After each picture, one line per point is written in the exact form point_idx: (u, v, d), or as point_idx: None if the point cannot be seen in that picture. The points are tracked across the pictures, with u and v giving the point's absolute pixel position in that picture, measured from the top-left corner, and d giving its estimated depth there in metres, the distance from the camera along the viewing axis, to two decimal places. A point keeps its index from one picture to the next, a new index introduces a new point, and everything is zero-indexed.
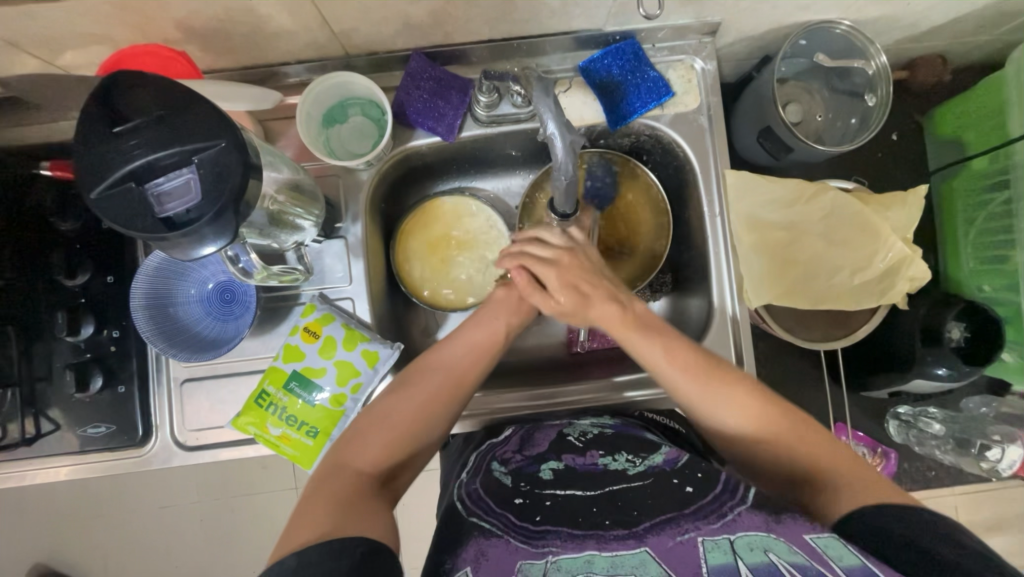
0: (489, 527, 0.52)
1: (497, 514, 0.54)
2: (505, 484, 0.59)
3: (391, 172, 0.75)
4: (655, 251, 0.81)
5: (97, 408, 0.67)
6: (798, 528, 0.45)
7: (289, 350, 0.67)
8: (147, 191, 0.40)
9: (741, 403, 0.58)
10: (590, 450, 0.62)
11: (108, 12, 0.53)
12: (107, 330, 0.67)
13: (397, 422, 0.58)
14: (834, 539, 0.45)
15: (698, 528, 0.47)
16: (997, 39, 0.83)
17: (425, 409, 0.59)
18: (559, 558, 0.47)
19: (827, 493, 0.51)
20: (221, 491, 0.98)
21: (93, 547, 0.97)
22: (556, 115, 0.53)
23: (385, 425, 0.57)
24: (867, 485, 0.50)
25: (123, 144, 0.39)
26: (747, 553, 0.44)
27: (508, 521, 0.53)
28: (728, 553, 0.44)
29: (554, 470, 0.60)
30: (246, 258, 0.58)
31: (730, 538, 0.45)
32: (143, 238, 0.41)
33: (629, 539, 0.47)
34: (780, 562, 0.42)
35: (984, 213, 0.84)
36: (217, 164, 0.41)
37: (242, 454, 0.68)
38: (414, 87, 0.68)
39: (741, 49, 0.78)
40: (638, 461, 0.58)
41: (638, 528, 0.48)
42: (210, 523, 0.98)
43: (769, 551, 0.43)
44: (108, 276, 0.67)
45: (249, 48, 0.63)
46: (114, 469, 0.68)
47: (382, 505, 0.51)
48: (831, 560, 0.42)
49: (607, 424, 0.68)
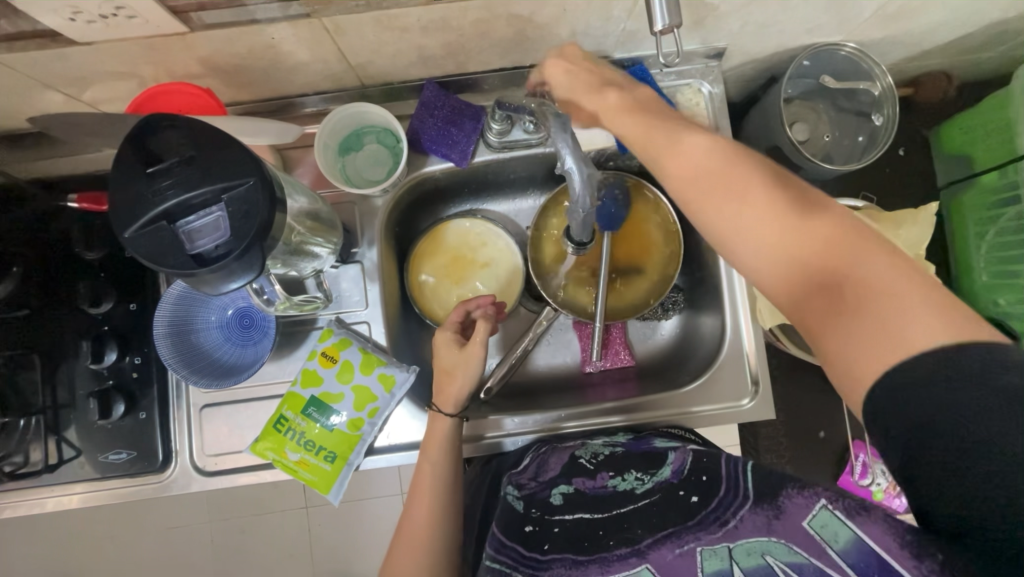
0: (499, 567, 0.54)
1: (506, 549, 0.55)
2: (517, 511, 0.59)
3: (405, 197, 0.77)
4: (667, 273, 0.81)
5: (118, 435, 0.67)
6: (798, 515, 0.45)
7: (306, 375, 0.67)
8: (178, 228, 0.41)
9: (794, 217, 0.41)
10: (600, 472, 0.62)
11: (137, 51, 0.55)
12: (129, 356, 0.67)
13: None
14: (830, 514, 0.43)
15: (699, 538, 0.48)
16: (1000, 55, 0.85)
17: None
18: None
19: (878, 349, 0.37)
20: (232, 510, 0.99)
21: (106, 569, 0.97)
22: (574, 150, 0.57)
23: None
24: (949, 316, 0.36)
25: (157, 184, 0.41)
26: (742, 557, 0.45)
27: (516, 554, 0.54)
28: (724, 560, 0.46)
29: (565, 494, 0.60)
30: (270, 289, 0.58)
31: (728, 545, 0.46)
32: (172, 273, 0.41)
33: (631, 557, 0.49)
34: (775, 563, 0.43)
35: (994, 227, 0.84)
36: (244, 202, 0.42)
37: (260, 478, 0.69)
38: (428, 116, 0.69)
39: (747, 70, 0.80)
40: (646, 478, 0.59)
41: (640, 545, 0.50)
42: (222, 543, 0.98)
43: (767, 553, 0.44)
44: (131, 303, 0.68)
45: (269, 82, 0.65)
46: (135, 495, 0.69)
47: None
48: (827, 545, 0.42)
49: (619, 443, 0.67)
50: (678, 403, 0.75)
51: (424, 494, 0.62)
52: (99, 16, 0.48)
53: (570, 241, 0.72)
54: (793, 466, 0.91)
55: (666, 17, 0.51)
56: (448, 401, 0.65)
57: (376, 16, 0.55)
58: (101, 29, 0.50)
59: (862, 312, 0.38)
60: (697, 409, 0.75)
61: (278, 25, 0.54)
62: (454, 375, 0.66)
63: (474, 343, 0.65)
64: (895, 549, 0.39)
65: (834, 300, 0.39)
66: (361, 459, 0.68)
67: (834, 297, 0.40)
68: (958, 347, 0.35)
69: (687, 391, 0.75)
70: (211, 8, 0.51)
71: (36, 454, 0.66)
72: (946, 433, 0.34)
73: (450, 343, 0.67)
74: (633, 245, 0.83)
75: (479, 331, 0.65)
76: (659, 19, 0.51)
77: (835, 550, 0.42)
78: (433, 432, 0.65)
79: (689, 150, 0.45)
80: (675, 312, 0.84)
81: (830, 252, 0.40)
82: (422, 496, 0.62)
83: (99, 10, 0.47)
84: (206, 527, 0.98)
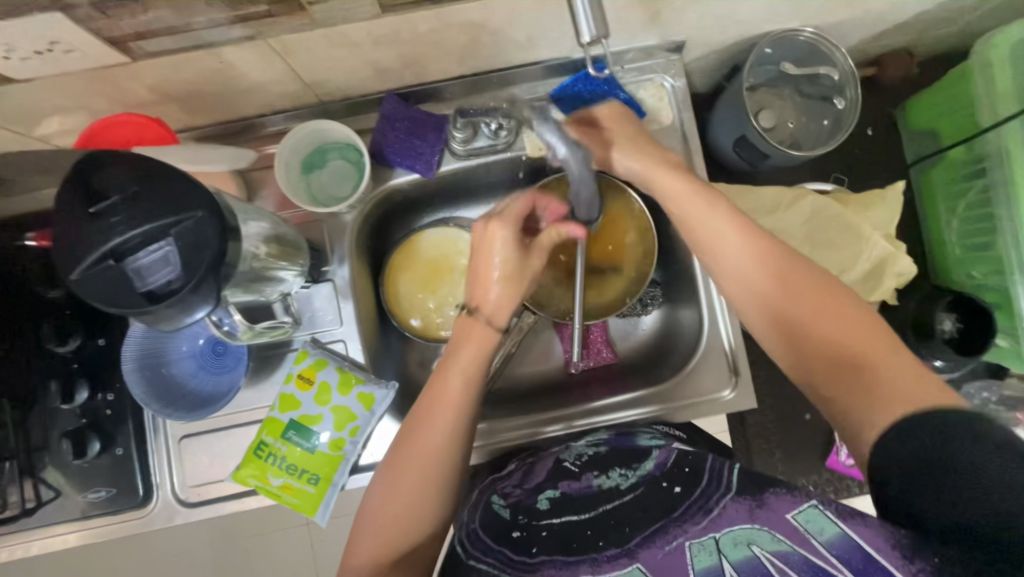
0: (485, 569, 0.51)
1: (494, 551, 0.52)
2: (502, 519, 0.57)
3: (374, 211, 0.76)
4: (643, 268, 0.81)
5: (96, 472, 0.66)
6: (782, 506, 0.45)
7: (284, 399, 0.67)
8: (126, 266, 0.40)
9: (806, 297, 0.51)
10: (585, 474, 0.61)
11: (82, 85, 0.54)
12: (102, 393, 0.66)
13: (384, 517, 0.54)
14: (816, 509, 0.44)
15: (686, 531, 0.47)
16: (958, 31, 0.86)
17: (403, 503, 0.54)
18: None
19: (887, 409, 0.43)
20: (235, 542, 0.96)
21: None
22: (562, 134, 0.58)
23: (382, 518, 0.54)
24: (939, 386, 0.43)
25: (103, 223, 0.40)
26: (730, 549, 0.44)
27: (504, 557, 0.51)
28: (712, 554, 0.45)
29: (551, 498, 0.58)
30: (230, 321, 0.58)
31: (714, 537, 0.45)
32: (124, 312, 0.40)
33: (622, 558, 0.47)
34: (763, 554, 0.43)
35: (964, 202, 0.85)
36: (194, 235, 0.41)
37: (245, 505, 0.68)
38: (390, 128, 0.68)
39: (710, 61, 0.80)
40: (630, 473, 0.57)
41: (629, 545, 0.48)
42: None
43: (753, 543, 0.44)
44: (99, 339, 0.67)
45: (225, 104, 0.64)
46: (117, 533, 0.67)
47: None
48: (811, 536, 0.43)
49: (602, 441, 0.67)
50: (661, 397, 0.75)
51: (442, 413, 0.55)
52: (35, 52, 0.47)
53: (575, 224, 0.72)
54: (781, 450, 0.92)
55: (592, 28, 0.50)
56: (494, 313, 0.59)
57: (324, 33, 0.54)
58: (40, 64, 0.49)
59: (871, 381, 0.45)
60: (682, 401, 0.75)
61: (226, 48, 0.53)
62: (497, 282, 0.60)
63: (539, 254, 0.62)
64: (884, 547, 0.40)
65: (846, 368, 0.47)
66: (345, 479, 0.67)
67: (845, 365, 0.47)
68: (939, 407, 0.41)
69: (670, 385, 0.75)
70: (151, 36, 0.50)
71: (13, 497, 0.64)
72: (944, 472, 0.39)
73: (500, 239, 0.60)
74: (609, 244, 0.83)
75: (548, 238, 0.62)
76: (585, 31, 0.50)
77: (819, 541, 0.42)
78: (466, 335, 0.59)
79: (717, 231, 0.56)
80: (654, 306, 0.85)
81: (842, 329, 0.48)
82: (441, 410, 0.55)
83: (34, 45, 0.46)
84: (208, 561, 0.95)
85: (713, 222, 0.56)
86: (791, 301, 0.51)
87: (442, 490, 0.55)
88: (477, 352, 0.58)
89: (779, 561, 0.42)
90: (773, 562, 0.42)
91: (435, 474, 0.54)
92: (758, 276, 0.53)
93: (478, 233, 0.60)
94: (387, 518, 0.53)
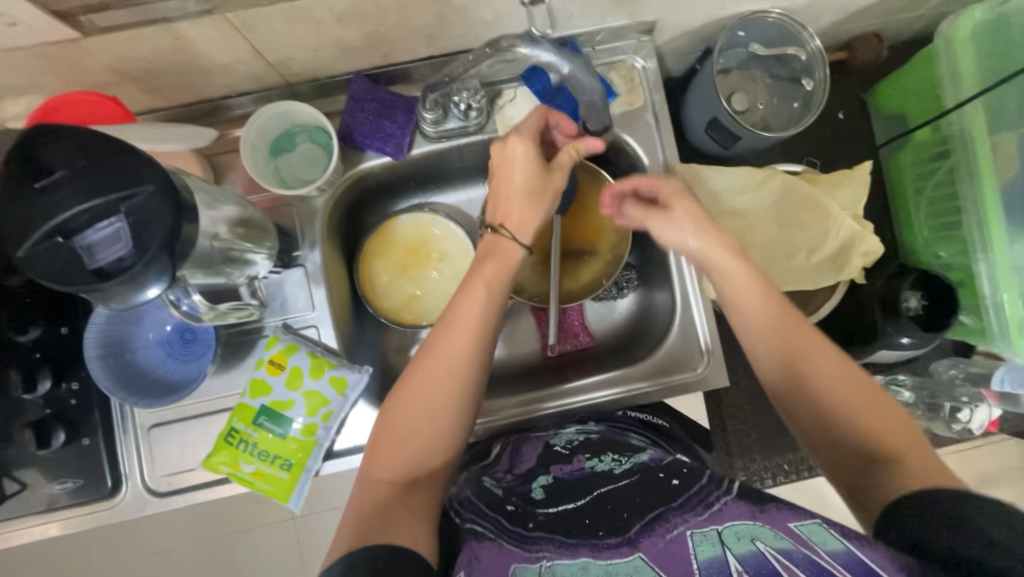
0: (480, 531, 0.51)
1: (490, 517, 0.52)
2: (496, 495, 0.57)
3: (347, 195, 0.75)
4: (618, 251, 0.82)
5: (63, 463, 0.65)
6: (784, 515, 0.43)
7: (255, 385, 0.66)
8: (76, 243, 0.39)
9: (847, 392, 0.52)
10: (577, 456, 0.62)
11: (32, 62, 0.53)
12: (66, 383, 0.65)
13: (401, 427, 0.56)
14: (818, 524, 0.42)
15: (687, 521, 0.45)
16: (924, 15, 0.87)
17: (424, 414, 0.56)
18: (553, 563, 0.45)
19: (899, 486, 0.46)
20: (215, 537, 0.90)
21: None
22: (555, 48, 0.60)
23: (400, 429, 0.56)
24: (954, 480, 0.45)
25: (50, 198, 0.39)
26: (734, 543, 0.42)
27: (500, 525, 0.51)
28: (716, 545, 0.42)
29: (545, 486, 0.58)
30: (189, 301, 0.57)
31: (717, 529, 0.43)
32: (76, 291, 0.40)
33: (623, 547, 0.45)
34: (768, 550, 0.41)
35: (931, 183, 0.87)
36: (146, 210, 0.40)
37: (217, 494, 0.67)
38: (359, 110, 0.68)
39: (682, 44, 0.80)
40: (623, 460, 0.59)
41: (630, 534, 0.46)
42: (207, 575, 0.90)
43: (757, 540, 0.42)
44: (62, 327, 0.65)
45: (187, 85, 0.63)
46: (86, 524, 0.66)
47: (413, 509, 0.52)
48: (815, 545, 0.41)
49: (592, 430, 0.67)
50: (636, 377, 0.76)
51: (460, 330, 0.57)
52: None
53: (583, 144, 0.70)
54: (757, 430, 0.93)
55: None
56: (519, 228, 0.61)
57: (285, 9, 0.53)
58: None
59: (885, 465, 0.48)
60: (657, 381, 0.75)
61: (182, 24, 0.52)
62: (518, 203, 0.61)
63: (560, 170, 0.62)
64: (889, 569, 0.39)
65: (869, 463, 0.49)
66: (319, 465, 0.67)
67: (868, 464, 0.49)
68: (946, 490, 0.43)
69: (645, 364, 0.76)
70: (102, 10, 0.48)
71: None
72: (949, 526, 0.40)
73: (521, 159, 0.60)
74: (584, 227, 0.83)
75: (567, 157, 0.62)
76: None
77: (823, 551, 0.40)
78: (494, 250, 0.61)
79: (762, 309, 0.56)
80: (630, 289, 0.86)
81: (871, 426, 0.50)
82: (463, 323, 0.57)
83: None
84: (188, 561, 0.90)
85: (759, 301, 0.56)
86: (834, 400, 0.52)
87: (457, 409, 0.57)
88: (501, 266, 0.60)
89: (784, 558, 0.40)
90: (778, 557, 0.40)
91: (450, 394, 0.56)
92: (804, 373, 0.54)
93: (498, 155, 0.60)
94: (405, 428, 0.56)
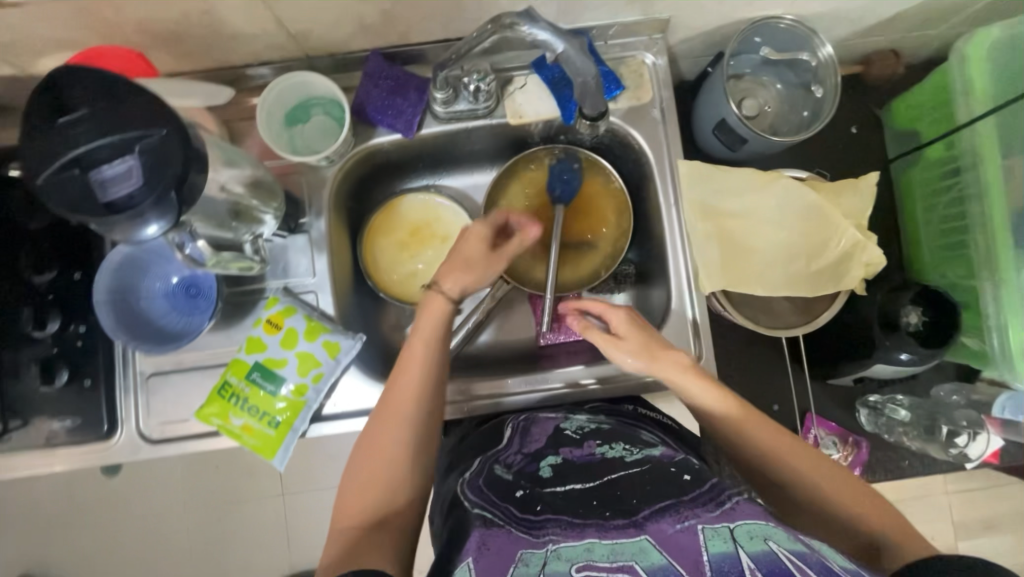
0: (489, 518, 0.50)
1: (498, 505, 0.51)
2: (505, 480, 0.56)
3: (355, 170, 0.77)
4: (617, 247, 0.83)
5: (65, 401, 0.68)
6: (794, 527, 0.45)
7: (251, 342, 0.68)
8: (90, 176, 0.42)
9: (821, 476, 0.54)
10: (587, 442, 0.61)
11: (72, 16, 0.56)
12: (74, 325, 0.68)
13: (365, 471, 0.56)
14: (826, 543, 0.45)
15: (698, 516, 0.45)
16: (942, 34, 0.87)
17: (385, 455, 0.56)
18: (559, 546, 0.45)
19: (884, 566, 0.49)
20: (207, 502, 0.92)
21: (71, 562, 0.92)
22: (549, 28, 0.59)
23: (362, 471, 0.56)
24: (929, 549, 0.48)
25: (68, 132, 0.41)
26: (747, 541, 0.42)
27: (509, 512, 0.50)
28: (727, 541, 0.43)
29: (553, 465, 0.58)
30: (192, 246, 0.57)
31: (729, 527, 0.44)
32: (84, 220, 0.42)
33: (630, 527, 0.46)
34: (781, 550, 0.41)
35: (942, 201, 0.86)
36: (159, 150, 0.43)
37: (206, 445, 0.69)
38: (373, 86, 0.71)
39: (695, 45, 0.81)
40: (634, 450, 0.58)
41: (637, 517, 0.47)
42: (197, 538, 0.92)
43: (769, 539, 0.42)
44: (76, 272, 0.69)
45: (212, 51, 0.66)
46: (80, 464, 0.69)
47: (380, 550, 0.50)
48: (830, 559, 0.42)
49: (604, 422, 0.67)
50: (624, 366, 0.76)
51: (411, 369, 0.59)
52: None
53: (585, 120, 0.69)
54: None
55: None
56: (454, 284, 0.63)
57: None
58: None
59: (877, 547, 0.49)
60: (645, 376, 0.76)
61: None
62: (463, 267, 0.64)
63: (502, 259, 0.67)
64: None
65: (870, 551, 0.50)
66: (305, 426, 0.69)
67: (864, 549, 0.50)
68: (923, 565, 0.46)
69: None
70: None
71: None
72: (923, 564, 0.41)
73: (474, 238, 0.65)
74: (586, 220, 0.84)
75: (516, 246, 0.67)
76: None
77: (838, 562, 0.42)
78: (430, 308, 0.62)
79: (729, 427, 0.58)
80: (627, 285, 0.86)
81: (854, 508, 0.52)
82: (415, 369, 0.59)
83: None
84: (178, 523, 0.92)
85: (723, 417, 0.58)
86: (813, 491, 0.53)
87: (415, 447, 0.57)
88: (439, 316, 0.62)
89: (797, 558, 0.40)
90: (789, 556, 0.41)
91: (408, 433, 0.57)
92: (775, 466, 0.55)
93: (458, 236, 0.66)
94: (366, 474, 0.56)
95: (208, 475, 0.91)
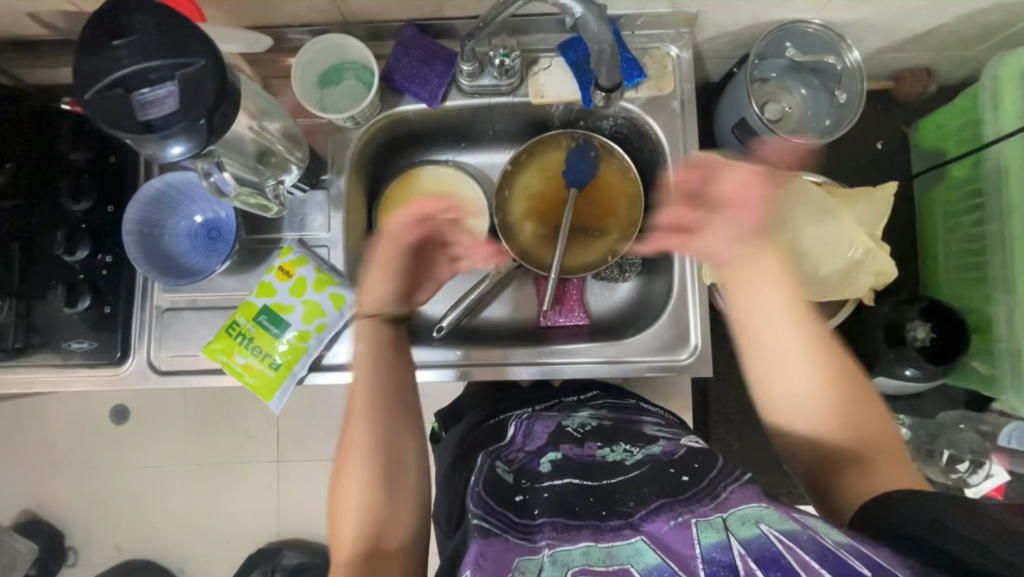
0: (486, 528, 0.49)
1: (491, 511, 0.51)
2: (506, 482, 0.55)
3: (379, 136, 0.80)
4: (625, 236, 0.84)
5: (84, 326, 0.71)
6: (789, 508, 0.45)
7: (262, 286, 0.71)
8: (133, 97, 0.45)
9: (835, 397, 0.52)
10: (588, 441, 0.59)
11: None
12: (102, 254, 0.72)
13: (349, 497, 0.55)
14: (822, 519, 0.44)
15: (693, 510, 0.46)
16: (977, 54, 0.86)
17: (364, 481, 0.56)
18: (555, 551, 0.46)
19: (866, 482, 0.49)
20: (205, 456, 0.95)
21: (74, 496, 0.97)
22: None
23: (348, 497, 0.55)
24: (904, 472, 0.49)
25: (117, 56, 0.45)
26: (738, 527, 0.43)
27: (506, 519, 0.50)
28: (718, 531, 0.44)
29: (553, 460, 0.57)
30: (219, 176, 0.60)
31: (722, 516, 0.45)
32: (124, 137, 0.46)
33: (625, 529, 0.47)
34: (771, 532, 0.42)
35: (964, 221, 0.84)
36: (193, 79, 0.45)
37: (210, 381, 0.72)
38: (404, 55, 0.73)
39: (723, 45, 0.82)
40: (635, 451, 0.57)
41: (634, 518, 0.47)
42: (191, 490, 0.95)
43: (760, 522, 0.43)
44: (110, 206, 0.73)
45: (257, 9, 0.70)
46: (94, 386, 0.72)
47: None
48: (822, 534, 0.42)
49: (606, 416, 0.66)
50: (621, 350, 0.76)
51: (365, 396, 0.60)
52: None
53: (601, 91, 0.70)
54: (739, 443, 0.92)
55: None
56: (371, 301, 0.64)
57: None
58: None
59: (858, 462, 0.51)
60: (640, 363, 0.76)
61: None
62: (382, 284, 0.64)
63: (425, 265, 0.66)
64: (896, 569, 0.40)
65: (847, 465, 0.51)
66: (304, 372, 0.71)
67: (841, 467, 0.52)
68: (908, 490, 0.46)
69: (628, 344, 0.76)
70: None
71: None
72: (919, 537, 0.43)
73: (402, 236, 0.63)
74: (597, 207, 0.85)
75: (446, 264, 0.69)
76: None
77: (830, 538, 0.42)
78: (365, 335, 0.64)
79: (785, 333, 0.53)
80: (632, 275, 0.86)
81: (858, 433, 0.51)
82: (366, 397, 0.60)
83: None
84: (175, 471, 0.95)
85: (781, 329, 0.53)
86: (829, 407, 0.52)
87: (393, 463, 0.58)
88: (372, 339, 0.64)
89: (788, 539, 0.42)
90: (779, 536, 0.42)
91: (374, 456, 0.57)
92: (804, 374, 0.52)
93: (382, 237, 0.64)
94: (349, 502, 0.55)
95: (207, 430, 0.95)
